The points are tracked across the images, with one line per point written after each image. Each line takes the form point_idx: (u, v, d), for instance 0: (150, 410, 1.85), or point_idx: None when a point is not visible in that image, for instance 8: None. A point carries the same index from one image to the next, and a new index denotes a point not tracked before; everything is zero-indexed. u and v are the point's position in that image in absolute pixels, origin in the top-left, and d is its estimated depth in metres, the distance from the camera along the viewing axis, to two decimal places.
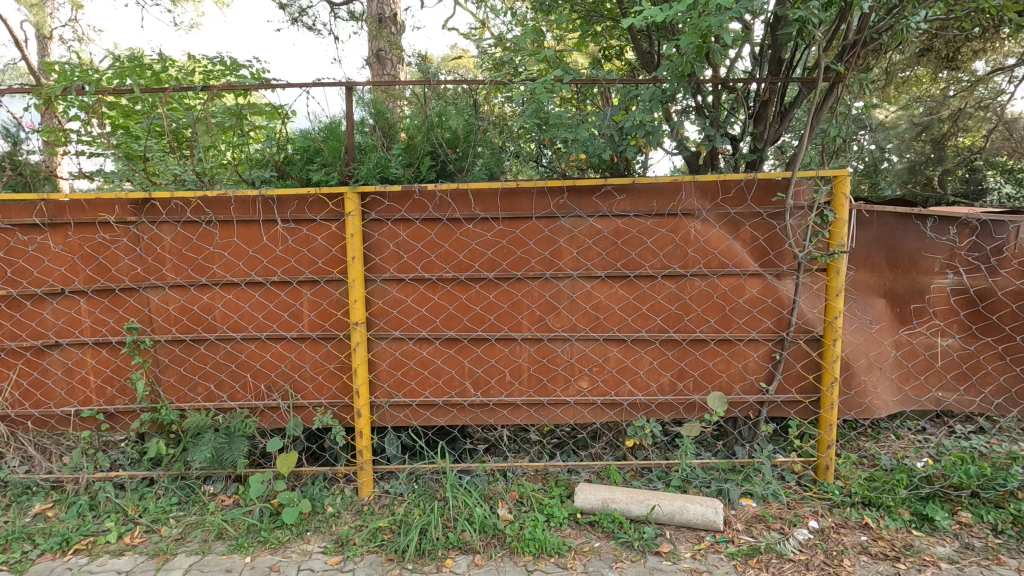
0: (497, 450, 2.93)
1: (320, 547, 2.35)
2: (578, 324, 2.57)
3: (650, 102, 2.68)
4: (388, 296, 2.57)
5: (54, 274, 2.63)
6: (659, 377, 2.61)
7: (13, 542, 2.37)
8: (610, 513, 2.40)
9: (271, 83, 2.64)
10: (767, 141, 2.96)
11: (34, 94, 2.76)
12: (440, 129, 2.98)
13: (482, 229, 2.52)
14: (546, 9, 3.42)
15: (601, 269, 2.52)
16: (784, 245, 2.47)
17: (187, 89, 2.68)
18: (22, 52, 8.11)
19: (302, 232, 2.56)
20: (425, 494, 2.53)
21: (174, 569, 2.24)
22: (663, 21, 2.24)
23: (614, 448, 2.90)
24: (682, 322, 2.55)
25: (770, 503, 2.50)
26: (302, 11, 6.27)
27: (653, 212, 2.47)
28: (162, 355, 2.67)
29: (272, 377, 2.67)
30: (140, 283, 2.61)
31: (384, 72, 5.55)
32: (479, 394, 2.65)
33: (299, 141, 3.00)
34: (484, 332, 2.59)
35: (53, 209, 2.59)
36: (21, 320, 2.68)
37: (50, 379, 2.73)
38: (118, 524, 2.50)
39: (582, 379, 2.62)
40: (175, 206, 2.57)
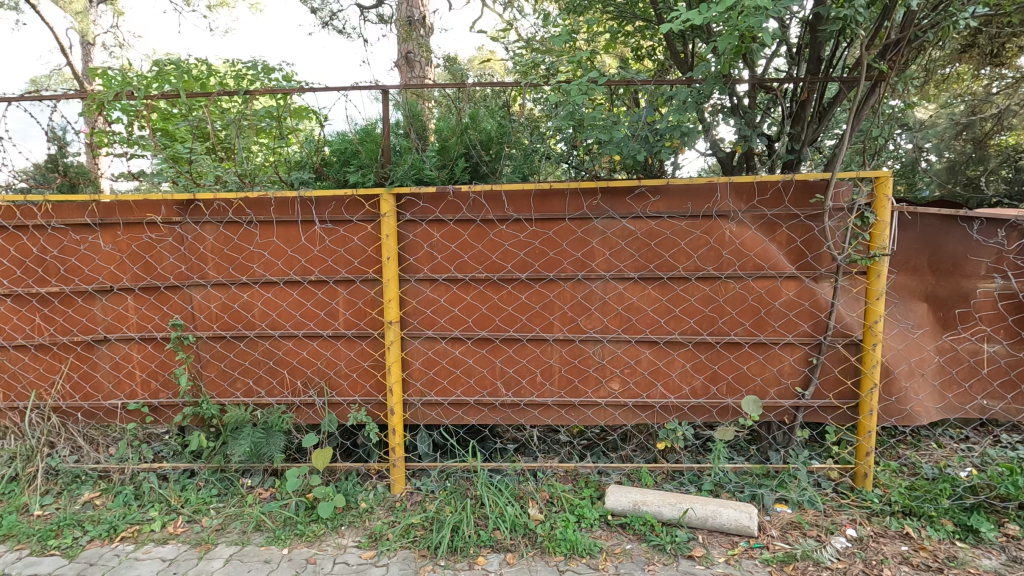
0: (527, 450, 2.95)
1: (355, 541, 2.39)
2: (610, 325, 2.57)
3: (684, 103, 2.65)
4: (422, 296, 2.61)
5: (105, 272, 2.74)
6: (692, 380, 2.59)
7: (64, 528, 2.49)
8: (641, 516, 2.39)
9: (309, 87, 2.69)
10: (805, 141, 2.91)
11: (86, 99, 2.88)
12: (474, 131, 3.07)
13: (515, 230, 2.53)
14: (577, 11, 3.44)
15: (633, 271, 2.52)
16: (823, 247, 2.42)
17: (229, 93, 2.76)
18: (67, 58, 8.60)
19: (339, 232, 2.62)
20: (456, 493, 2.56)
21: (216, 558, 2.32)
22: (702, 24, 2.22)
23: (644, 450, 2.89)
24: (716, 325, 2.53)
25: (805, 510, 2.46)
26: (332, 14, 6.41)
27: (688, 213, 2.45)
28: (204, 351, 2.76)
29: (309, 374, 2.74)
30: (184, 282, 2.71)
31: (412, 74, 5.61)
32: (510, 394, 2.66)
33: (336, 143, 3.09)
34: (517, 332, 2.60)
35: (103, 210, 2.69)
36: (72, 315, 2.79)
37: (98, 373, 2.84)
38: (161, 514, 2.60)
39: (613, 381, 2.62)
40: (217, 206, 2.65)
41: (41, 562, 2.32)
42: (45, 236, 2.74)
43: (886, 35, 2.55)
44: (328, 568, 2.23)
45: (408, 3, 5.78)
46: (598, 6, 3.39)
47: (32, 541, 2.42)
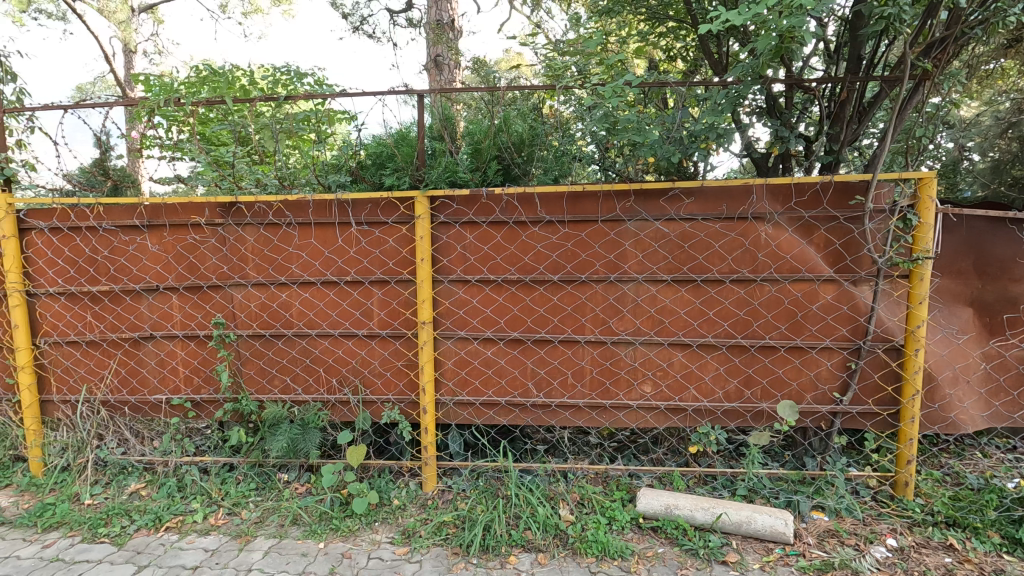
0: (557, 451, 2.95)
1: (388, 537, 2.44)
2: (642, 327, 2.56)
3: (720, 104, 2.62)
4: (455, 297, 2.64)
5: (152, 271, 2.86)
6: (726, 384, 2.56)
7: (113, 517, 2.60)
8: (674, 519, 2.38)
9: (347, 92, 2.73)
10: (844, 141, 2.86)
11: (136, 105, 2.99)
12: (506, 133, 3.10)
13: (548, 232, 2.55)
14: (608, 13, 3.44)
15: (667, 273, 2.50)
16: (863, 250, 2.37)
17: (270, 99, 2.83)
18: (110, 66, 8.97)
19: (374, 234, 2.67)
20: (488, 492, 2.58)
21: (255, 550, 2.39)
22: (741, 24, 2.18)
23: (676, 453, 2.87)
24: (751, 328, 2.50)
25: (843, 518, 2.41)
26: (363, 19, 6.55)
27: (723, 215, 2.43)
28: (244, 349, 2.85)
29: (343, 372, 2.80)
30: (225, 281, 2.80)
31: (440, 78, 5.68)
32: (541, 395, 2.67)
33: (373, 147, 3.21)
34: (548, 334, 2.61)
35: (150, 212, 2.80)
36: (121, 313, 2.91)
37: (145, 368, 2.95)
38: (203, 505, 2.69)
39: (645, 383, 2.61)
40: (258, 209, 2.73)
41: (92, 548, 2.43)
42: (97, 237, 2.86)
43: (930, 34, 2.48)
44: (363, 563, 2.28)
45: (438, 7, 5.85)
46: (630, 7, 3.38)
47: (84, 529, 2.54)
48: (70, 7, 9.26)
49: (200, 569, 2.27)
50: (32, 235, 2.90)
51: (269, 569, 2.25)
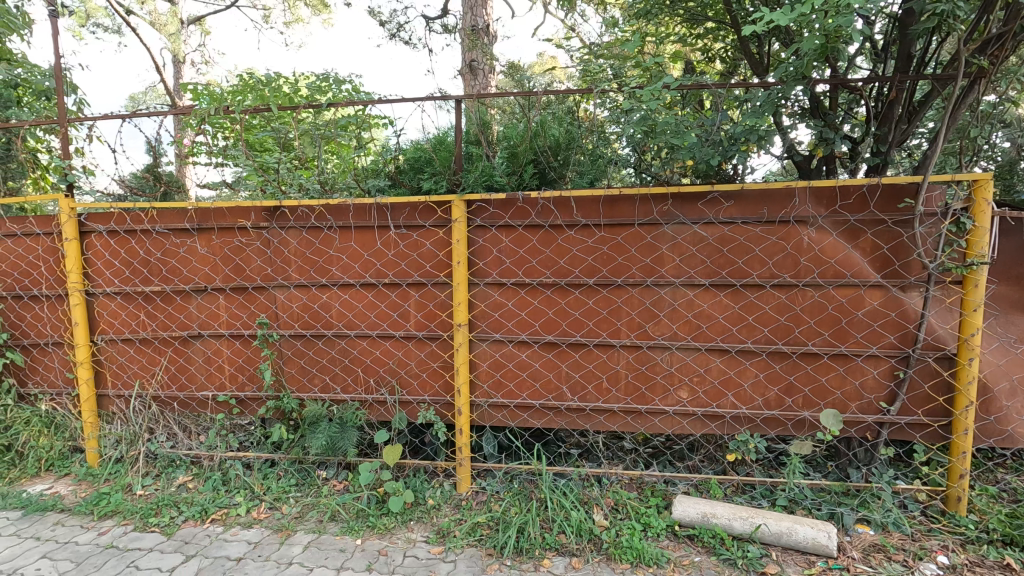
0: (591, 455, 2.92)
1: (424, 536, 2.47)
2: (679, 332, 2.53)
3: (760, 106, 2.57)
4: (490, 299, 2.66)
5: (200, 273, 2.98)
6: (765, 391, 2.51)
7: (163, 508, 2.71)
8: (711, 528, 2.34)
9: (387, 99, 2.79)
10: (892, 142, 2.76)
11: (188, 114, 3.12)
12: (542, 137, 3.12)
13: (583, 236, 2.55)
14: (645, 16, 3.42)
15: (704, 278, 2.47)
16: (912, 254, 2.29)
17: (313, 106, 2.92)
18: (161, 76, 9.39)
19: (412, 237, 2.72)
20: (522, 494, 2.59)
21: (296, 544, 2.45)
22: (785, 25, 2.14)
23: (713, 461, 2.81)
24: (792, 334, 2.44)
25: (890, 532, 2.33)
26: (399, 26, 6.67)
27: (764, 218, 2.38)
28: (286, 348, 2.93)
29: (381, 373, 2.85)
30: (269, 283, 2.90)
31: (475, 83, 5.74)
32: (576, 399, 2.67)
33: (411, 152, 3.25)
34: (583, 337, 2.61)
35: (200, 216, 2.93)
36: (172, 312, 3.04)
37: (193, 366, 3.08)
38: (246, 499, 2.78)
39: (681, 389, 2.57)
40: (301, 213, 2.82)
41: (144, 537, 2.54)
42: (151, 240, 3.00)
43: (987, 30, 2.38)
44: (399, 560, 2.32)
45: (473, 12, 5.92)
46: (668, 10, 3.35)
47: (136, 518, 2.66)
48: (124, 21, 9.75)
49: (244, 561, 2.35)
50: (91, 238, 3.06)
51: (309, 563, 2.32)
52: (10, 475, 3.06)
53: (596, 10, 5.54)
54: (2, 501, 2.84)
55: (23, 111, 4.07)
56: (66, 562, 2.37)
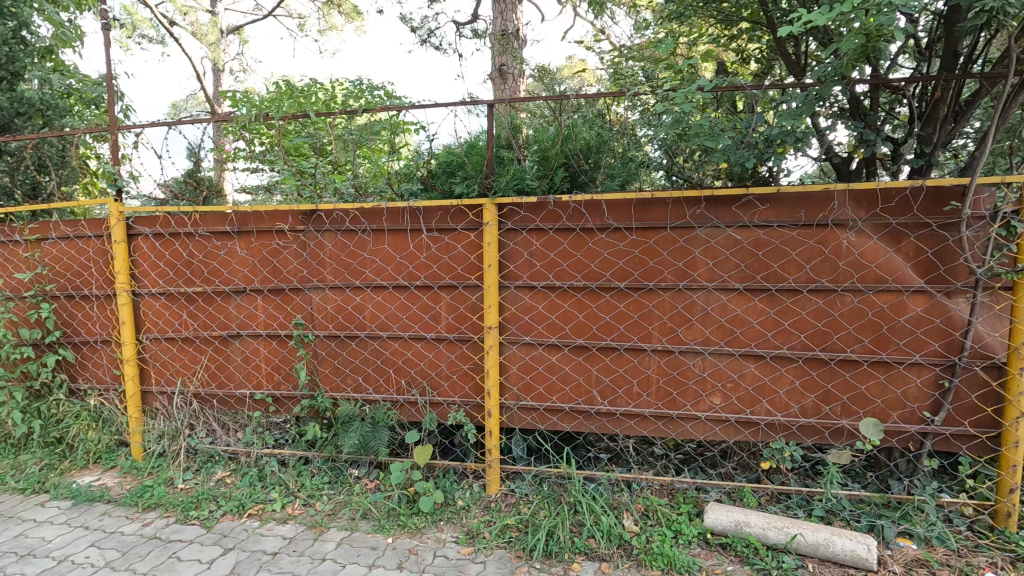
0: (621, 460, 2.90)
1: (453, 536, 2.50)
2: (712, 337, 2.50)
3: (798, 107, 2.51)
4: (521, 302, 2.67)
5: (240, 274, 3.07)
6: (802, 399, 2.45)
7: (203, 501, 2.81)
8: (744, 537, 2.30)
9: (421, 104, 2.81)
10: (937, 143, 2.67)
11: (231, 121, 3.23)
12: (573, 141, 3.12)
13: (615, 239, 2.54)
14: (678, 18, 3.38)
15: (739, 282, 2.43)
16: (959, 259, 2.21)
17: (349, 113, 2.98)
18: (201, 84, 9.74)
19: (444, 240, 2.76)
20: (551, 497, 2.58)
21: (329, 541, 2.51)
22: (825, 24, 2.09)
23: (746, 469, 2.75)
24: (830, 341, 2.38)
25: (934, 547, 2.25)
26: (430, 31, 6.77)
27: (801, 222, 2.34)
28: (320, 349, 3.00)
29: (412, 374, 2.89)
30: (305, 284, 2.97)
31: (505, 87, 5.78)
32: (606, 403, 2.66)
33: (443, 156, 3.28)
34: (614, 341, 2.60)
35: (240, 219, 3.02)
36: (213, 312, 3.15)
37: (232, 364, 3.17)
38: (281, 495, 2.85)
39: (714, 395, 2.54)
40: (336, 216, 2.89)
41: (185, 529, 2.64)
42: (194, 243, 3.12)
43: None
44: (429, 560, 2.34)
45: (503, 17, 5.96)
46: (701, 11, 3.30)
47: (178, 510, 2.76)
48: (168, 32, 10.14)
49: (279, 555, 2.41)
50: (138, 241, 3.20)
51: (341, 560, 2.36)
52: (61, 466, 3.21)
53: (627, 12, 5.50)
54: (54, 491, 2.98)
55: (76, 119, 4.26)
56: (113, 551, 2.47)
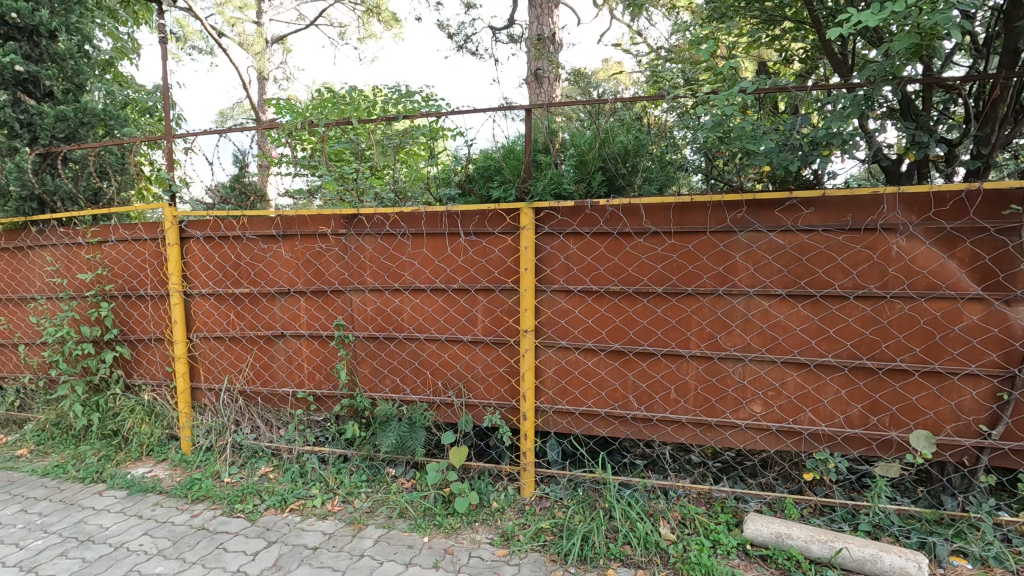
0: (657, 467, 2.86)
1: (488, 538, 2.52)
2: (753, 343, 2.45)
3: (845, 108, 2.42)
4: (557, 306, 2.68)
5: (284, 276, 3.18)
6: (848, 408, 2.37)
7: (248, 495, 2.91)
8: (786, 550, 2.24)
9: (460, 110, 2.84)
10: (996, 143, 2.53)
11: (279, 129, 3.34)
12: (611, 145, 3.11)
13: (653, 244, 2.52)
14: (720, 18, 3.33)
15: (781, 287, 2.38)
16: (1019, 266, 2.10)
17: (390, 119, 3.04)
18: (247, 92, 10.12)
19: (481, 244, 2.79)
20: (586, 502, 2.58)
21: (367, 537, 2.56)
22: (875, 25, 2.02)
23: (788, 480, 2.68)
24: (878, 349, 2.30)
25: (990, 568, 2.14)
26: (466, 37, 6.86)
27: (848, 226, 2.27)
28: (360, 349, 3.07)
29: (449, 375, 2.93)
30: (346, 286, 3.05)
31: (540, 91, 5.81)
32: (643, 409, 2.63)
33: (481, 161, 3.33)
34: (651, 346, 2.57)
35: (285, 223, 3.13)
36: (258, 313, 3.26)
37: (276, 363, 3.28)
38: (321, 492, 2.93)
39: (755, 403, 2.48)
40: (377, 220, 2.96)
41: (231, 521, 2.74)
42: (242, 245, 3.24)
43: None
44: (464, 560, 2.37)
45: (539, 21, 5.99)
46: (743, 11, 3.24)
47: (224, 503, 2.87)
48: (217, 43, 10.58)
49: (319, 550, 2.48)
50: (190, 243, 3.34)
51: (379, 556, 2.41)
52: (117, 457, 3.38)
53: (665, 13, 5.45)
54: (111, 481, 3.14)
55: (133, 128, 4.51)
56: (164, 540, 2.59)
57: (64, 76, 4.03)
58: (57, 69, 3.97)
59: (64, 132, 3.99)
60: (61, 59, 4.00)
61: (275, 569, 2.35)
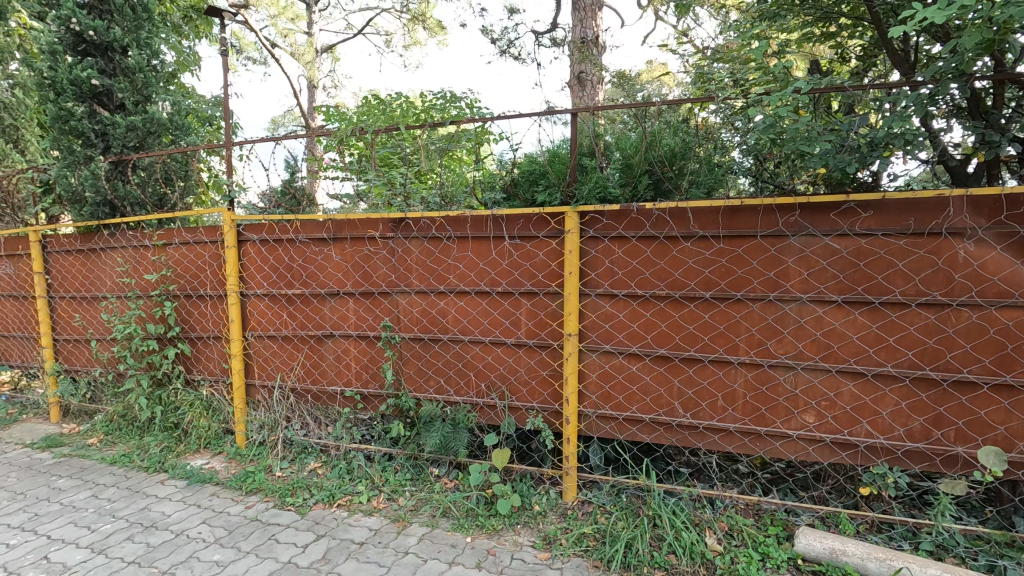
0: (703, 476, 2.81)
1: (530, 541, 2.52)
2: (805, 351, 2.37)
3: (907, 108, 2.32)
4: (601, 310, 2.67)
5: (334, 278, 3.28)
6: (908, 421, 2.27)
7: (298, 489, 3.02)
8: (840, 566, 2.16)
9: (507, 115, 2.86)
10: None
11: (332, 137, 3.44)
12: (657, 147, 3.07)
13: (700, 248, 2.48)
14: (773, 17, 3.25)
15: (836, 294, 2.29)
16: None
17: (437, 125, 3.10)
18: (298, 100, 10.50)
19: (526, 247, 2.81)
20: (629, 509, 2.55)
21: (411, 535, 2.61)
22: (943, 21, 1.92)
23: (842, 494, 2.59)
24: (943, 359, 2.18)
25: None
26: (509, 42, 6.92)
27: (910, 231, 2.16)
28: (405, 350, 3.14)
29: (492, 378, 2.96)
30: (393, 288, 3.12)
31: (583, 94, 5.79)
32: (688, 416, 2.58)
33: (526, 166, 3.35)
34: (698, 352, 2.53)
35: (335, 226, 3.23)
36: (309, 313, 3.38)
37: (325, 362, 3.38)
38: (367, 489, 3.00)
39: (807, 413, 2.40)
40: (423, 224, 3.02)
41: (282, 514, 2.84)
42: (295, 248, 3.37)
43: None
44: (507, 561, 2.38)
45: (582, 24, 5.98)
46: (797, 9, 3.14)
47: (276, 496, 2.98)
48: (270, 53, 11.01)
49: (366, 545, 2.54)
50: (247, 246, 3.49)
51: (422, 554, 2.45)
52: (178, 449, 3.57)
53: (712, 13, 5.36)
54: (172, 471, 3.32)
55: (195, 136, 4.74)
56: (221, 529, 2.71)
57: (134, 88, 4.27)
58: (128, 81, 4.21)
59: (134, 141, 4.24)
60: (132, 73, 4.25)
61: (324, 562, 2.42)
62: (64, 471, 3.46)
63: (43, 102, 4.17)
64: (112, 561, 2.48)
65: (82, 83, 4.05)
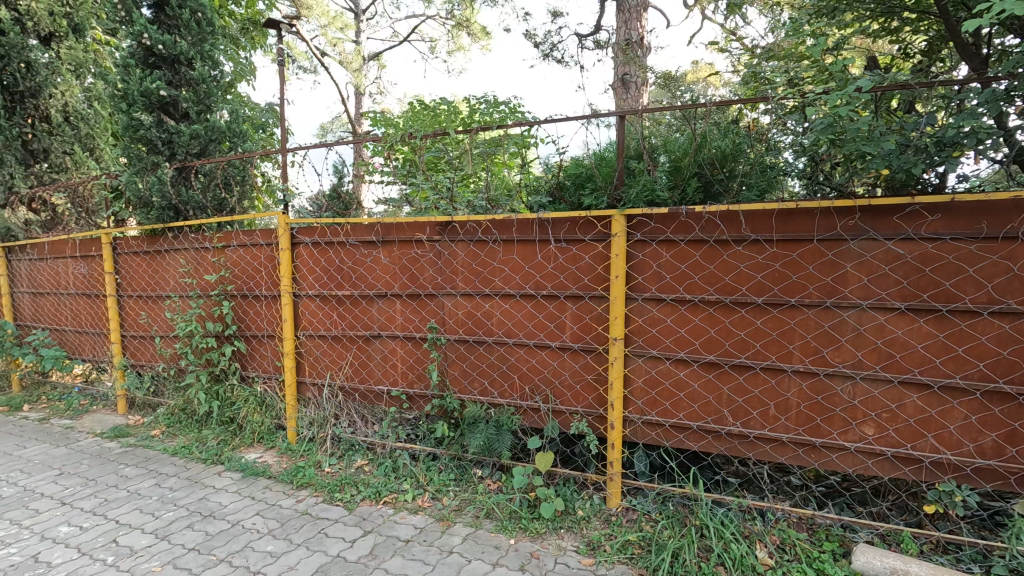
0: (753, 487, 2.72)
1: (574, 545, 2.51)
2: (865, 360, 2.27)
3: (979, 106, 2.19)
4: (648, 314, 2.64)
5: (382, 280, 3.36)
6: (978, 436, 2.14)
7: (346, 485, 3.10)
8: None
9: (553, 118, 2.86)
10: None
11: (382, 142, 3.53)
12: (707, 149, 3.01)
13: (752, 252, 2.41)
14: (830, 13, 3.14)
15: (899, 301, 2.19)
16: None
17: (483, 129, 3.13)
18: (345, 107, 10.81)
19: (571, 251, 2.80)
20: (676, 518, 2.50)
21: (455, 534, 2.64)
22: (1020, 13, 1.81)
23: (905, 511, 2.46)
24: (1018, 372, 2.05)
25: None
26: (552, 45, 6.93)
27: (982, 234, 2.05)
28: (450, 351, 3.18)
29: (536, 381, 2.96)
30: (439, 290, 3.18)
31: (627, 96, 5.72)
32: (738, 425, 2.52)
33: (572, 169, 3.34)
34: (749, 359, 2.46)
35: (384, 230, 3.31)
36: (358, 314, 3.47)
37: (372, 362, 3.47)
38: (412, 487, 3.05)
39: (866, 424, 2.30)
40: (469, 227, 3.06)
41: (331, 509, 2.93)
42: (345, 251, 3.47)
43: None
44: (551, 565, 2.38)
45: (627, 26, 5.92)
46: (857, 5, 3.03)
47: (325, 491, 3.07)
48: (320, 62, 11.37)
49: (411, 543, 2.58)
50: (300, 249, 3.62)
51: (467, 554, 2.48)
52: (233, 442, 3.73)
53: (763, 11, 5.22)
54: (228, 464, 3.47)
55: (252, 142, 4.95)
56: (274, 521, 2.82)
57: (197, 98, 4.50)
58: (193, 92, 4.45)
59: (197, 149, 4.47)
60: (196, 83, 4.48)
61: (371, 557, 2.48)
62: (130, 459, 3.67)
63: (116, 112, 4.44)
64: (174, 547, 2.61)
65: (151, 94, 4.30)
